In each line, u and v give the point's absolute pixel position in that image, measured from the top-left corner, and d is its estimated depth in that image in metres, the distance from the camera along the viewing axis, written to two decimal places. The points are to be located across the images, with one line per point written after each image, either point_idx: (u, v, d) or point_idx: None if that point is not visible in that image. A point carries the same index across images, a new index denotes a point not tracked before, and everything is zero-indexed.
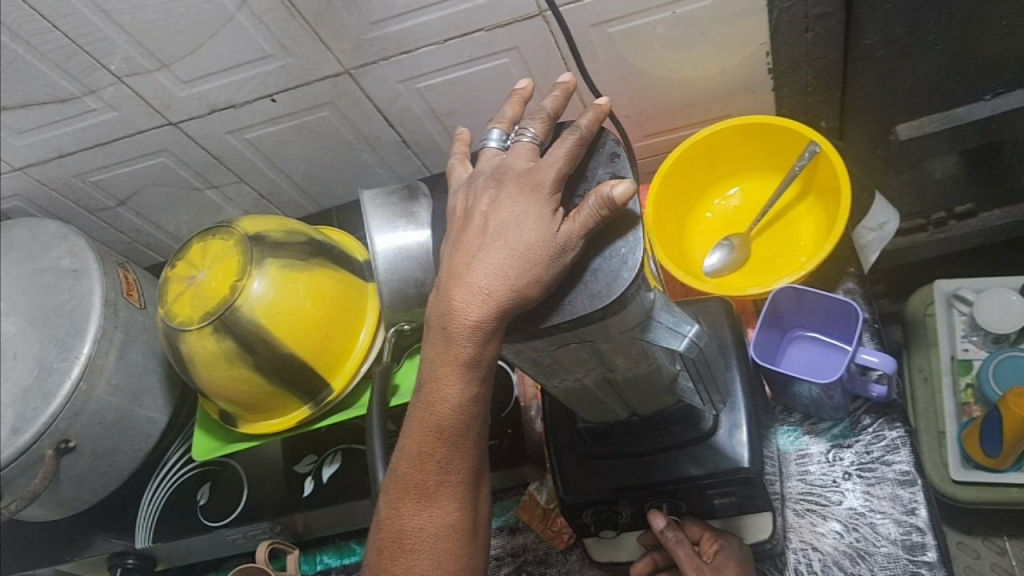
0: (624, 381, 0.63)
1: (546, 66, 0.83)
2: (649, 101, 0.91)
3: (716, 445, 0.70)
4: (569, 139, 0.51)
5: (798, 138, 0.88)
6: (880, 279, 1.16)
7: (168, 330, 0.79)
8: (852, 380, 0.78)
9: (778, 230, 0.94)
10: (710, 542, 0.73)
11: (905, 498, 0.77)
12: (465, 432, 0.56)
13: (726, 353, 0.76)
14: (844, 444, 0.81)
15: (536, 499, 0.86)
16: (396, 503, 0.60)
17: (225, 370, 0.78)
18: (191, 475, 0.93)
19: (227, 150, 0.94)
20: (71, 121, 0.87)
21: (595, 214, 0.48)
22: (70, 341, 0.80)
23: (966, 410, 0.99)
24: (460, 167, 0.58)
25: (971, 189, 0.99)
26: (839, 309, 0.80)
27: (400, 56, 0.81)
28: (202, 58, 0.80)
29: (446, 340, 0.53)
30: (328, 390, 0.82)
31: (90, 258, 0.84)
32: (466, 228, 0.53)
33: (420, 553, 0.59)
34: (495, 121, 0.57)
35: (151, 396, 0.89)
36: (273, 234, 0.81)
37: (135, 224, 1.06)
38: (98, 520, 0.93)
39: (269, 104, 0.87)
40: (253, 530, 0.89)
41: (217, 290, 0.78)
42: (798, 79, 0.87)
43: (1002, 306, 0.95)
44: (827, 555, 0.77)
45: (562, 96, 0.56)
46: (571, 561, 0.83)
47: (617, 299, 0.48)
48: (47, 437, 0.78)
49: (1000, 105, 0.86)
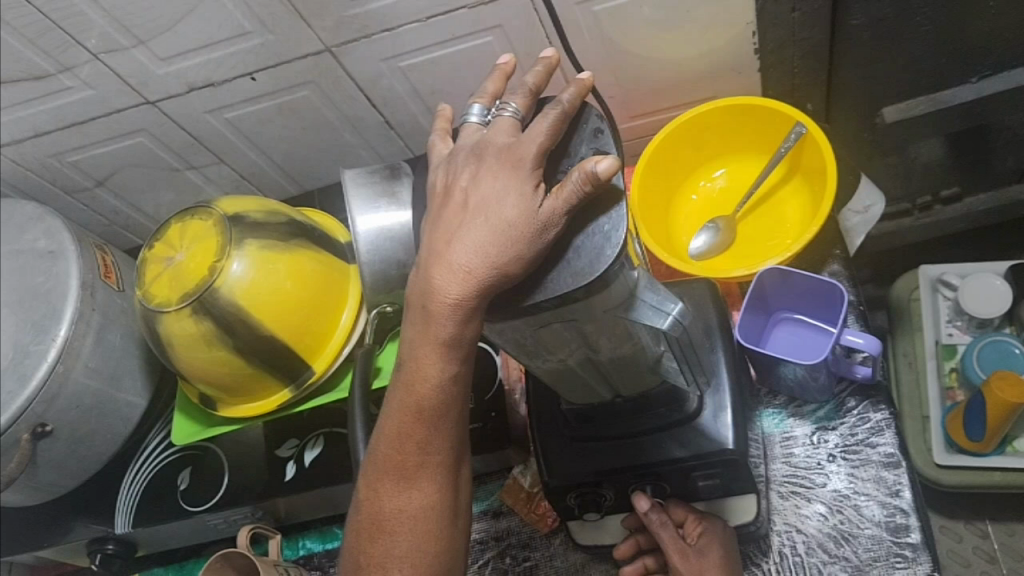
0: (608, 361, 0.62)
1: (529, 44, 0.82)
2: (634, 82, 0.90)
3: (700, 427, 0.69)
4: (551, 114, 0.50)
5: (785, 119, 0.87)
6: (866, 263, 1.15)
7: (145, 312, 0.78)
8: (837, 362, 0.78)
9: (764, 212, 0.93)
10: (693, 524, 0.74)
11: (889, 480, 0.77)
12: (444, 413, 0.55)
13: (711, 335, 0.75)
14: (829, 426, 0.81)
15: (519, 482, 0.86)
16: (376, 485, 0.59)
17: (205, 352, 0.77)
18: (172, 460, 0.92)
19: (207, 129, 0.92)
20: (46, 99, 0.85)
21: (579, 189, 0.47)
22: (46, 323, 0.79)
23: (950, 394, 0.99)
24: (441, 144, 0.57)
25: (956, 174, 0.99)
26: (824, 291, 0.80)
27: (383, 34, 0.79)
28: (180, 34, 0.78)
29: (426, 319, 0.52)
30: (310, 371, 0.81)
31: (66, 240, 0.83)
32: (446, 205, 0.52)
33: (399, 535, 0.59)
34: (477, 96, 0.56)
35: (130, 379, 0.88)
36: (253, 214, 0.79)
37: (114, 205, 1.05)
38: (76, 505, 0.92)
39: (248, 83, 0.85)
40: (234, 515, 0.89)
41: (195, 271, 0.76)
42: (786, 60, 0.87)
43: (983, 289, 0.96)
44: (811, 538, 0.77)
45: (545, 71, 0.55)
46: (555, 545, 0.83)
47: (600, 276, 0.47)
48: (22, 421, 0.77)
49: (986, 88, 0.86)
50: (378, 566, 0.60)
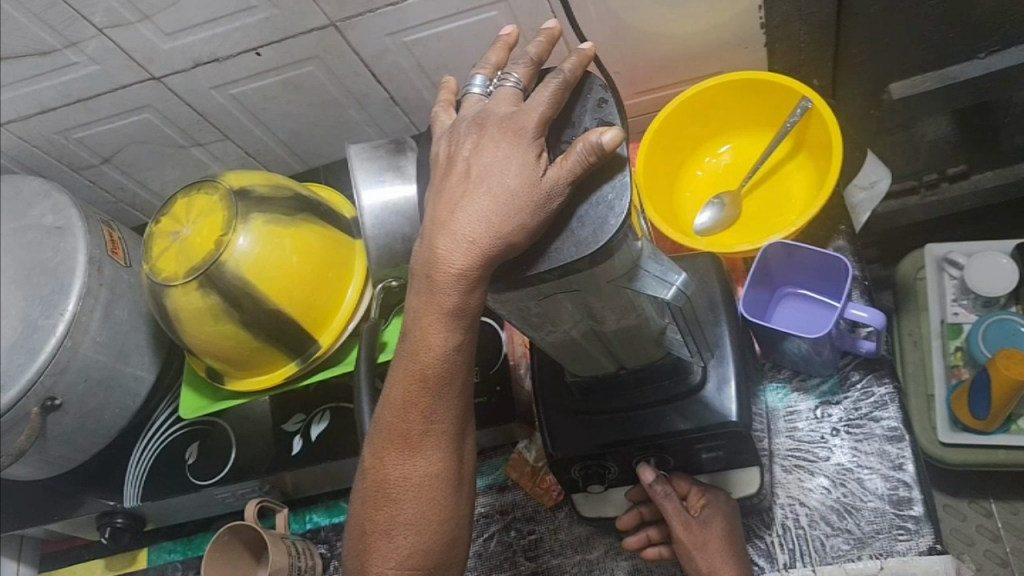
0: (612, 333, 0.63)
1: (534, 19, 0.81)
2: (640, 57, 0.90)
3: (704, 399, 0.70)
4: (552, 83, 0.50)
5: (791, 94, 0.87)
6: (872, 241, 1.14)
7: (152, 286, 0.78)
8: (841, 337, 0.78)
9: (769, 188, 0.93)
10: (697, 496, 0.75)
11: (892, 454, 0.78)
12: (448, 381, 0.56)
13: (715, 310, 0.75)
14: (833, 401, 0.81)
15: (524, 456, 0.87)
16: (380, 453, 0.60)
17: (211, 326, 0.78)
18: (179, 435, 0.92)
19: (212, 106, 0.92)
20: (52, 75, 0.85)
21: (583, 160, 0.47)
22: (54, 298, 0.79)
23: (955, 372, 0.98)
24: (444, 115, 0.57)
25: (964, 152, 0.98)
26: (829, 265, 0.80)
27: (387, 8, 0.79)
28: (185, 9, 0.78)
29: (430, 289, 0.52)
30: (316, 346, 0.81)
31: (73, 216, 0.83)
32: (449, 175, 0.52)
33: (403, 503, 0.60)
34: (478, 67, 0.57)
35: (138, 354, 0.89)
36: (259, 189, 0.80)
37: (120, 182, 1.05)
38: (84, 480, 0.93)
39: (254, 58, 0.85)
40: (242, 489, 0.90)
41: (202, 245, 0.77)
42: (791, 35, 0.86)
43: (989, 267, 0.95)
44: (814, 510, 0.78)
45: (546, 42, 0.55)
46: (560, 518, 0.83)
47: (603, 246, 0.47)
48: (32, 394, 0.78)
49: (993, 64, 0.85)
50: (383, 532, 0.61)
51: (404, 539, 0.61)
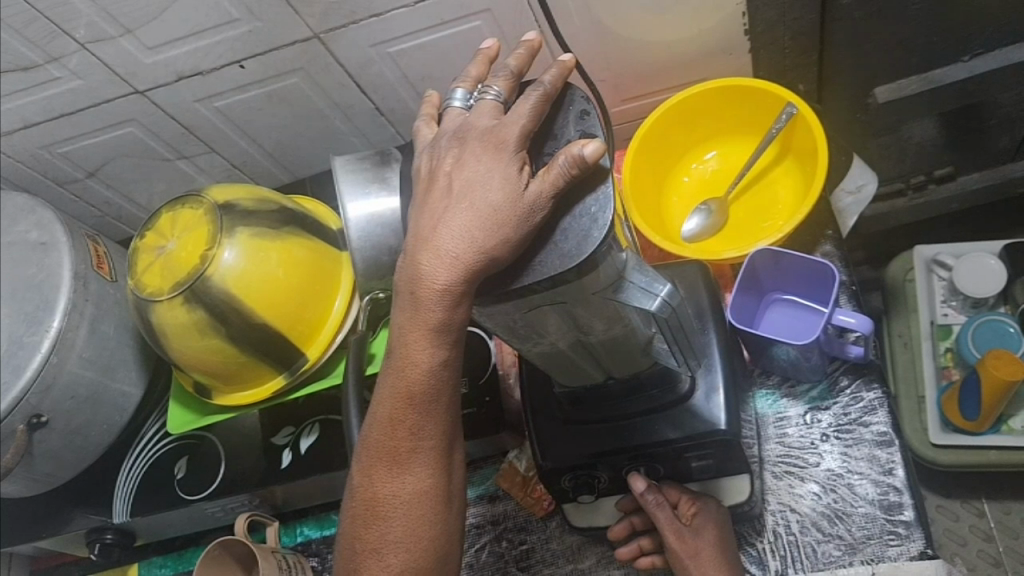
0: (600, 344, 0.63)
1: (519, 27, 0.81)
2: (625, 64, 0.90)
3: (693, 408, 0.70)
4: (533, 95, 0.50)
5: (776, 99, 0.87)
6: (861, 244, 1.14)
7: (137, 301, 0.78)
8: (829, 342, 0.78)
9: (756, 194, 0.93)
10: (688, 505, 0.75)
11: (882, 459, 0.77)
12: (435, 398, 0.56)
13: (703, 318, 0.75)
14: (823, 406, 0.81)
15: (515, 466, 0.86)
16: (369, 472, 0.60)
17: (197, 341, 0.77)
18: (169, 449, 0.91)
19: (197, 119, 0.92)
20: (36, 90, 0.85)
21: (565, 172, 0.47)
22: (40, 314, 0.79)
23: (945, 374, 0.98)
24: (427, 129, 0.57)
25: (950, 154, 0.98)
26: (816, 271, 0.80)
27: (370, 20, 0.79)
28: (167, 23, 0.78)
29: (415, 305, 0.52)
30: (304, 358, 0.81)
31: (57, 231, 0.82)
32: (431, 190, 0.52)
33: (393, 520, 0.60)
34: (459, 81, 0.56)
35: (125, 369, 0.88)
36: (244, 202, 0.79)
37: (105, 196, 1.04)
38: (72, 497, 0.92)
39: (237, 71, 0.85)
40: (232, 503, 0.89)
41: (186, 260, 0.76)
42: (776, 40, 0.86)
43: (977, 269, 0.96)
44: (805, 517, 0.77)
45: (527, 53, 0.55)
46: (551, 527, 0.83)
47: (587, 259, 0.47)
48: (18, 411, 0.77)
49: (979, 66, 0.83)
50: (374, 551, 0.61)
51: (395, 557, 0.60)
